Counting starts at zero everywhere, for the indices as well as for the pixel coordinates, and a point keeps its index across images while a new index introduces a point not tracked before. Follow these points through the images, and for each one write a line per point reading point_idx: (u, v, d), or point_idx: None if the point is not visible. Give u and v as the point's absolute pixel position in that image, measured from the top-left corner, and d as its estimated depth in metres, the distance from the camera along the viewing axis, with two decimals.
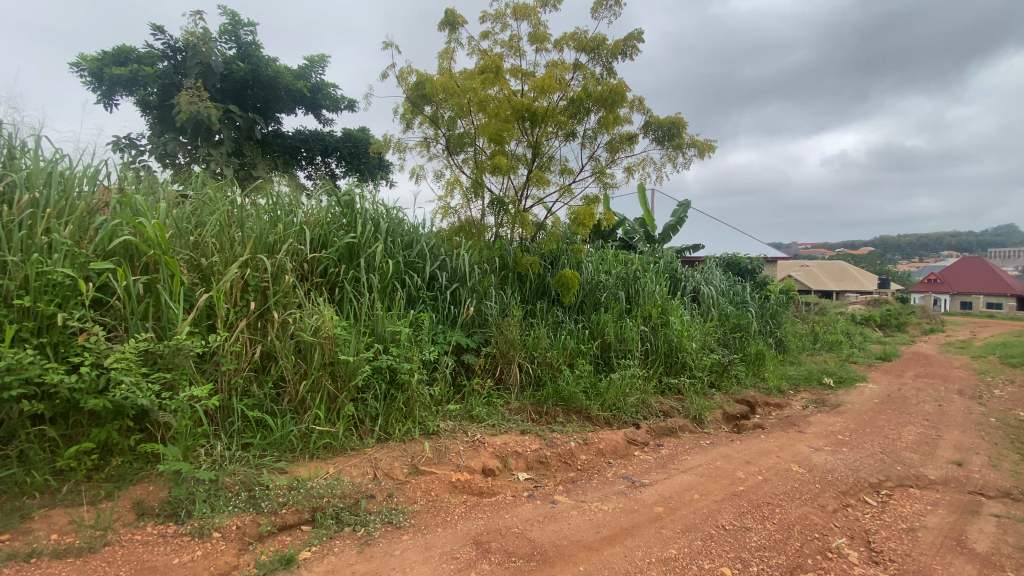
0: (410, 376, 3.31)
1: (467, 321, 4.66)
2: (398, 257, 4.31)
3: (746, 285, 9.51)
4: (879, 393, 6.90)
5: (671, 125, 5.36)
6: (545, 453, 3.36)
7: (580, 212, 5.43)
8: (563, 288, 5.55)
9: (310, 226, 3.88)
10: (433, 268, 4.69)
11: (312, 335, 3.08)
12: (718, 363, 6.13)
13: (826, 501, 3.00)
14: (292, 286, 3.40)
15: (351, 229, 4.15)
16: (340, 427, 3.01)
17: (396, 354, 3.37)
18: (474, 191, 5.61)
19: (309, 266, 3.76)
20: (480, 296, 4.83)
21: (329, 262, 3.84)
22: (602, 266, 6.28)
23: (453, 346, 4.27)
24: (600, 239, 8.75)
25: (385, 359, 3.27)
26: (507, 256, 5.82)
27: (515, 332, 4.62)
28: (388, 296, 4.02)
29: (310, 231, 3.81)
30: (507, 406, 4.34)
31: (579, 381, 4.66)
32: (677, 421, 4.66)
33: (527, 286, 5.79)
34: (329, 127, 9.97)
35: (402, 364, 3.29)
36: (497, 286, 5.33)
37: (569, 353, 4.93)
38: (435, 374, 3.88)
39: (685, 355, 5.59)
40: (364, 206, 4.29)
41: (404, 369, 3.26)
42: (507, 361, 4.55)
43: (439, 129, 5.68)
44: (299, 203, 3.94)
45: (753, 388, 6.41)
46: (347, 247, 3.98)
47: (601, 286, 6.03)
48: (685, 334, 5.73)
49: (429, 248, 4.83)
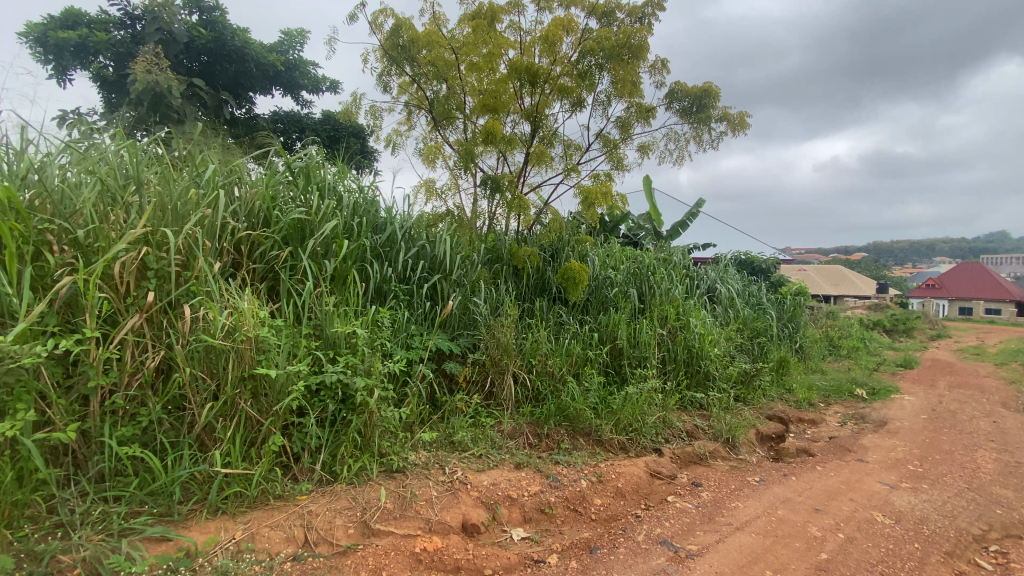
0: (366, 396, 2.44)
1: (449, 322, 3.85)
2: (363, 239, 3.48)
3: (762, 285, 8.72)
4: (920, 406, 6.07)
5: (702, 92, 4.55)
6: (547, 498, 2.51)
7: (589, 191, 4.61)
8: (569, 282, 4.73)
9: (248, 200, 3.07)
10: (407, 257, 3.86)
11: (225, 339, 2.22)
12: (743, 373, 5.31)
13: (940, 573, 2.14)
14: (210, 271, 2.52)
15: (304, 205, 3.36)
16: (259, 469, 2.14)
17: (348, 365, 2.50)
18: (463, 164, 4.77)
19: (244, 249, 2.94)
20: (465, 293, 4.01)
21: (271, 244, 3.02)
22: (609, 262, 5.55)
23: (431, 352, 3.43)
24: (604, 232, 7.94)
25: (330, 372, 2.39)
26: (502, 247, 5.03)
27: (508, 335, 3.78)
28: (346, 289, 3.16)
29: (247, 205, 3.03)
30: (499, 427, 3.51)
31: (586, 395, 3.82)
32: (706, 445, 3.83)
33: (524, 281, 4.96)
34: (307, 107, 9.10)
35: (354, 379, 2.42)
36: (489, 281, 4.52)
37: (574, 361, 4.09)
38: (405, 390, 3.05)
39: (708, 363, 4.76)
40: (322, 176, 3.47)
41: (358, 387, 2.40)
42: (499, 371, 3.72)
43: (422, 96, 4.86)
44: (238, 171, 3.11)
45: (781, 402, 5.59)
46: (295, 225, 3.16)
47: (609, 282, 5.20)
48: (708, 338, 4.90)
49: (406, 231, 3.99)
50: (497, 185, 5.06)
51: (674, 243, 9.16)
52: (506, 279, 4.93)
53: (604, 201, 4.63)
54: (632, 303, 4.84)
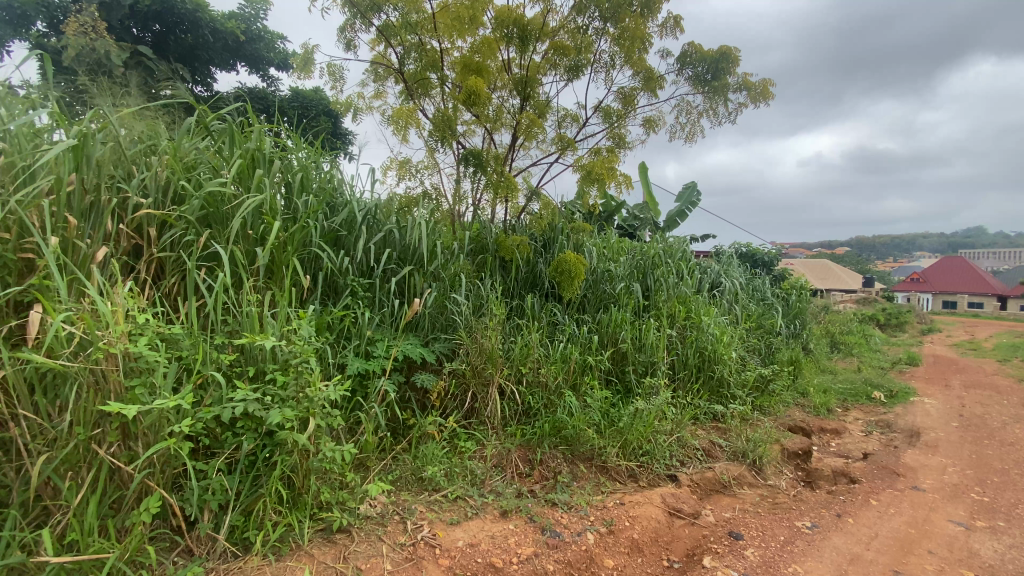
0: (289, 433, 1.81)
1: (421, 323, 3.19)
2: (310, 224, 2.82)
3: (766, 279, 8.16)
4: (945, 411, 5.55)
5: (719, 58, 3.89)
6: (543, 565, 1.92)
7: (588, 168, 3.96)
8: (564, 275, 4.09)
9: (160, 176, 2.53)
10: (370, 245, 3.19)
11: (80, 359, 1.58)
12: (757, 378, 4.73)
13: None
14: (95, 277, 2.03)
15: (235, 183, 2.73)
16: (123, 548, 1.52)
17: (268, 393, 1.88)
18: (440, 136, 4.08)
19: (150, 238, 2.39)
20: (441, 288, 3.36)
21: (186, 232, 2.45)
22: (608, 253, 4.92)
23: (396, 362, 2.79)
24: (599, 222, 7.29)
25: (238, 402, 1.76)
26: (488, 237, 4.38)
27: (492, 340, 3.15)
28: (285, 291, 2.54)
29: (154, 183, 2.51)
30: (482, 453, 2.87)
31: (587, 411, 3.19)
32: (728, 469, 3.22)
33: (512, 275, 4.31)
34: (273, 84, 8.32)
35: (273, 412, 1.78)
36: (472, 274, 3.87)
37: (573, 369, 3.45)
38: (358, 416, 2.38)
39: (722, 368, 4.16)
40: (258, 147, 2.86)
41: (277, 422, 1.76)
42: (481, 383, 3.09)
43: (392, 58, 4.17)
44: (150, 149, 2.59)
45: (797, 409, 5.02)
46: (213, 203, 2.55)
47: (608, 276, 4.57)
48: (722, 340, 4.30)
49: (370, 213, 3.30)
50: (479, 163, 4.42)
51: (672, 233, 8.54)
52: (492, 273, 4.27)
53: (605, 180, 3.98)
54: (637, 297, 4.19)
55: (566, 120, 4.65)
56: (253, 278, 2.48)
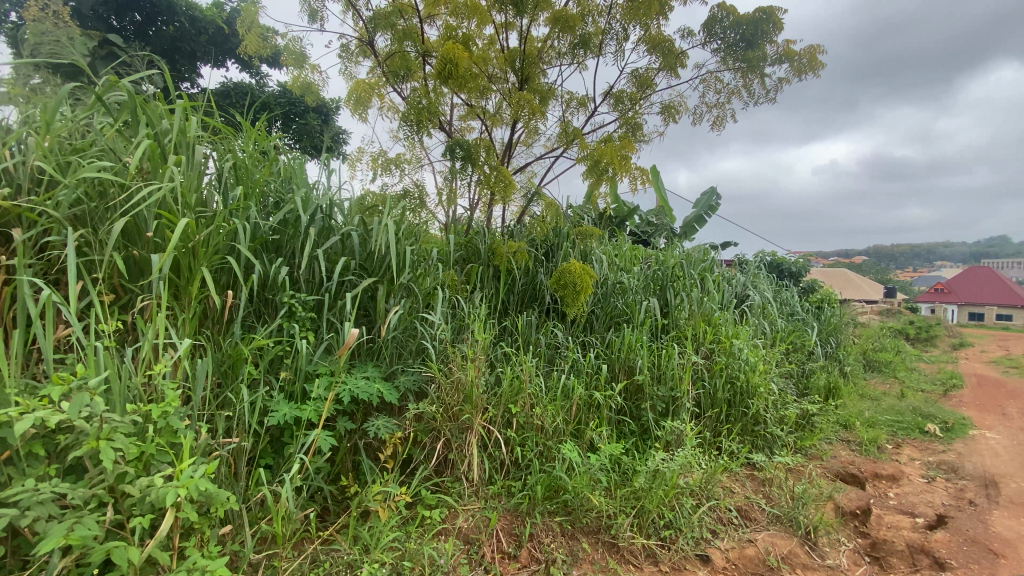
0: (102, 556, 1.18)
1: (384, 351, 2.56)
2: (235, 227, 2.20)
3: (795, 291, 7.39)
4: (1016, 450, 4.74)
5: (755, 21, 3.20)
6: None
7: (595, 158, 3.29)
8: (567, 289, 3.41)
9: (28, 160, 1.95)
10: (322, 252, 2.57)
11: None
12: (797, 412, 3.99)
13: None
14: None
15: (137, 172, 2.13)
16: None
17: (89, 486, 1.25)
18: (421, 121, 3.44)
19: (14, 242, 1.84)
20: (411, 306, 2.73)
21: (62, 235, 1.89)
22: (619, 263, 4.24)
23: (339, 408, 2.16)
24: (612, 227, 6.59)
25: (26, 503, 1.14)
26: (480, 244, 3.73)
27: (473, 375, 2.50)
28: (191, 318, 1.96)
29: (25, 168, 1.93)
30: (454, 524, 2.22)
31: (592, 463, 2.50)
32: (773, 543, 2.50)
33: (506, 288, 3.66)
34: (260, 78, 7.82)
35: (83, 520, 1.16)
36: (455, 287, 3.23)
37: (575, 408, 2.78)
38: (273, 489, 1.77)
39: (758, 403, 3.44)
40: (170, 126, 2.24)
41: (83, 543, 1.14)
42: (458, 428, 2.46)
43: (367, 31, 3.56)
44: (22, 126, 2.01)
45: (843, 447, 4.26)
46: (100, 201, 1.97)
47: (620, 288, 3.88)
48: (755, 367, 3.59)
49: (326, 211, 2.67)
50: (470, 154, 3.74)
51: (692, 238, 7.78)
52: (483, 285, 3.63)
53: (616, 172, 3.31)
54: (659, 312, 3.47)
55: (572, 106, 3.99)
56: (143, 300, 1.89)
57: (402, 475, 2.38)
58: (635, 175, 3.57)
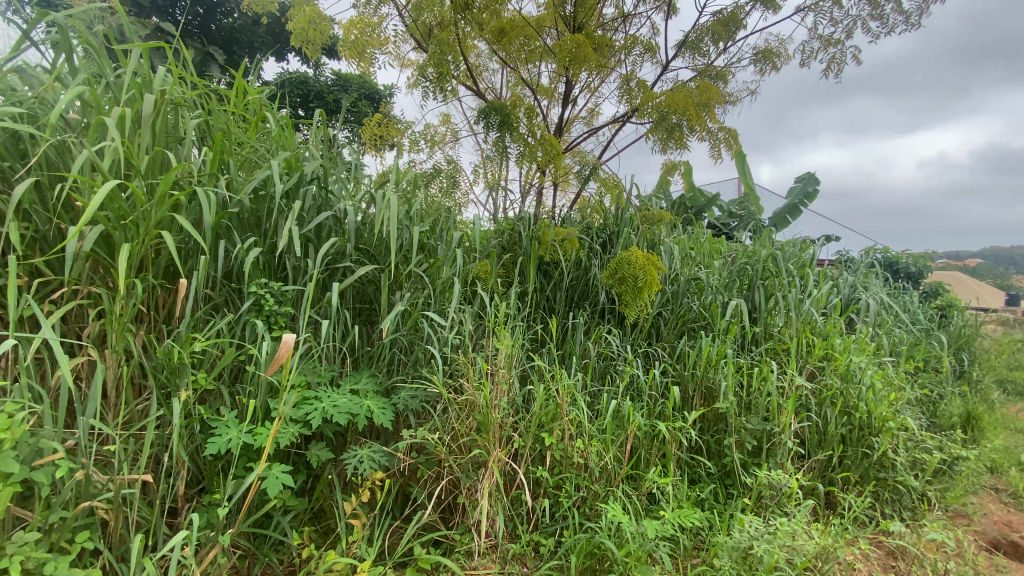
0: None
1: (383, 358, 2.02)
2: (191, 195, 1.75)
3: (916, 296, 6.10)
4: None
5: None
6: None
7: (669, 103, 2.54)
8: (625, 284, 2.71)
9: None
10: (312, 232, 2.07)
11: None
12: (935, 454, 3.02)
13: None
14: None
15: (77, 127, 1.73)
16: None
17: None
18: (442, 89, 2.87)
19: None
20: (422, 302, 2.17)
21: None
22: (695, 257, 3.47)
23: (304, 434, 1.64)
24: (686, 216, 5.71)
25: None
26: (522, 231, 3.11)
27: (493, 394, 1.90)
28: (116, 312, 1.52)
29: None
30: None
31: (654, 527, 1.81)
32: None
33: (552, 284, 3.03)
34: (311, 69, 7.69)
35: None
36: (487, 282, 2.65)
37: (631, 442, 2.10)
38: (183, 552, 1.28)
39: (884, 442, 2.56)
40: (125, 72, 1.83)
41: None
42: (470, 464, 1.86)
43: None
44: None
45: (1000, 504, 3.20)
46: (19, 159, 1.59)
47: (694, 287, 3.12)
48: (880, 394, 2.70)
49: (322, 182, 2.17)
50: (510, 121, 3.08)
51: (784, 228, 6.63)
52: (523, 280, 3.01)
53: (694, 122, 2.54)
54: (750, 315, 2.67)
55: (636, 60, 3.30)
56: (54, 284, 1.47)
57: (395, 521, 1.83)
58: (720, 138, 2.78)
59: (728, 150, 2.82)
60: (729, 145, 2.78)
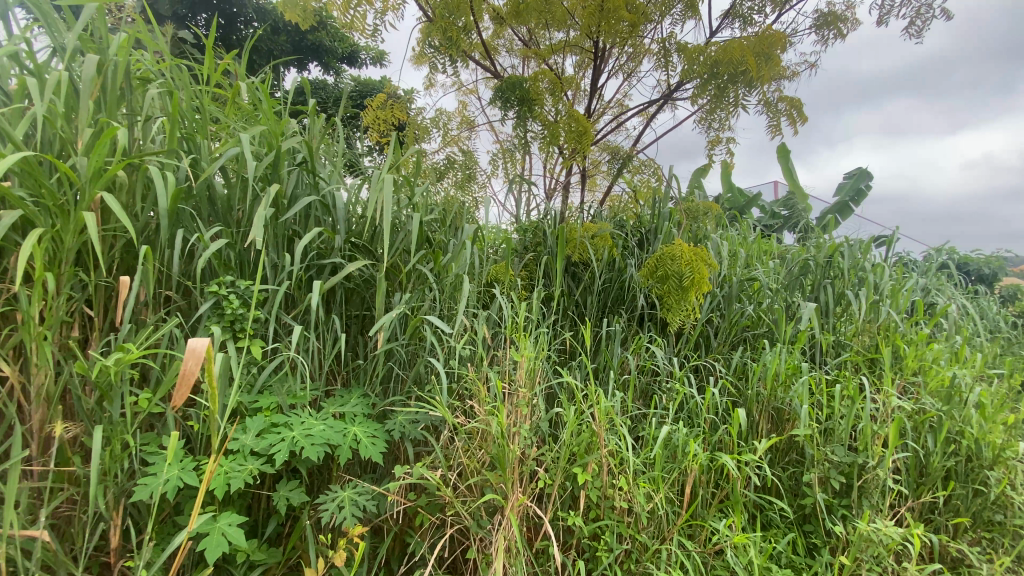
0: None
1: (376, 375, 1.65)
2: (138, 175, 1.45)
3: (998, 299, 5.36)
4: None
5: None
6: None
7: (723, 54, 2.14)
8: (668, 284, 2.27)
9: None
10: (293, 223, 1.73)
11: None
12: None
13: None
14: None
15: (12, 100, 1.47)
16: None
17: None
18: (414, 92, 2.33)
19: None
20: (425, 306, 1.80)
21: None
22: (747, 255, 3.01)
23: (266, 472, 1.29)
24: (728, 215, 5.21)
25: None
26: (547, 227, 2.73)
27: (510, 421, 1.49)
28: (32, 317, 1.22)
29: None
30: None
31: None
32: None
33: (583, 286, 2.62)
34: (332, 76, 7.50)
35: None
36: (505, 283, 2.26)
37: (686, 479, 1.66)
38: None
39: (1005, 478, 2.03)
40: (70, 35, 1.56)
41: None
42: (483, 509, 1.47)
43: None
44: None
45: None
46: None
47: (750, 288, 2.66)
48: (994, 417, 2.17)
49: (307, 165, 1.85)
50: (529, 99, 2.71)
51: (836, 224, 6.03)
52: (549, 282, 2.62)
53: (753, 73, 2.13)
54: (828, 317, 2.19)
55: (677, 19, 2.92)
56: None
57: None
58: (780, 110, 2.37)
59: (790, 122, 2.37)
60: (791, 117, 2.36)
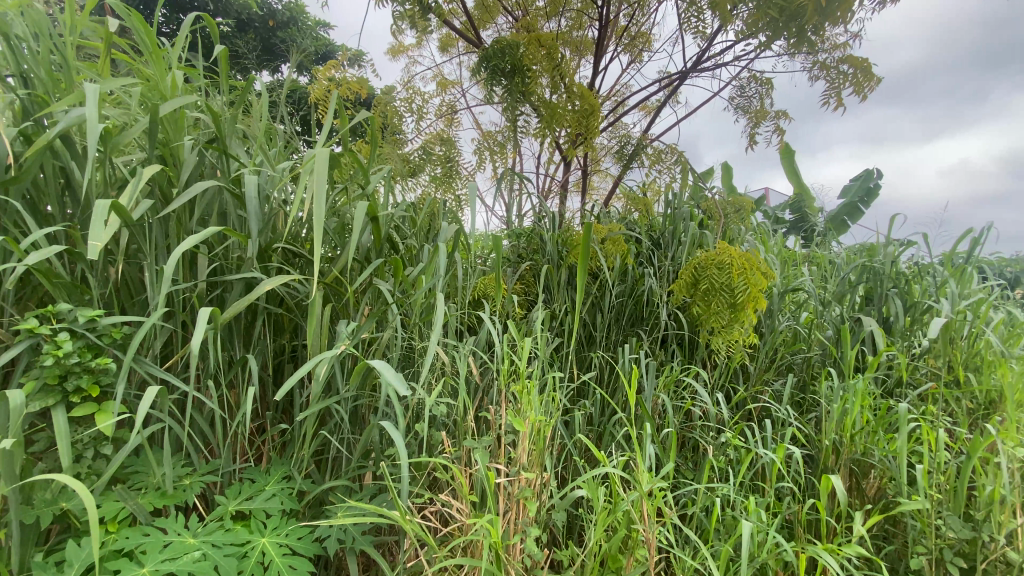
0: None
1: (309, 445, 1.11)
2: None
3: None
4: None
5: None
6: None
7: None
8: (711, 302, 1.76)
9: None
10: (189, 225, 1.21)
11: None
12: None
13: None
14: None
15: None
16: None
17: None
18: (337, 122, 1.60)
19: None
20: (383, 338, 1.26)
21: None
22: (787, 261, 2.52)
23: None
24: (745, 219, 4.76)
25: None
26: (546, 231, 2.21)
27: (505, 519, 0.96)
28: None
29: None
30: None
31: None
32: None
33: (595, 304, 2.10)
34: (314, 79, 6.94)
35: None
36: (498, 302, 1.73)
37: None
38: None
39: None
40: None
41: None
42: None
43: None
44: None
45: None
46: None
47: (802, 304, 2.16)
48: None
49: (218, 146, 1.32)
50: (523, 69, 2.22)
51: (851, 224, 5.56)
52: (553, 301, 2.11)
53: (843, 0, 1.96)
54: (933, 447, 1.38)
55: None
56: None
57: None
58: (843, 74, 2.27)
59: (854, 89, 2.26)
60: (857, 82, 2.23)
